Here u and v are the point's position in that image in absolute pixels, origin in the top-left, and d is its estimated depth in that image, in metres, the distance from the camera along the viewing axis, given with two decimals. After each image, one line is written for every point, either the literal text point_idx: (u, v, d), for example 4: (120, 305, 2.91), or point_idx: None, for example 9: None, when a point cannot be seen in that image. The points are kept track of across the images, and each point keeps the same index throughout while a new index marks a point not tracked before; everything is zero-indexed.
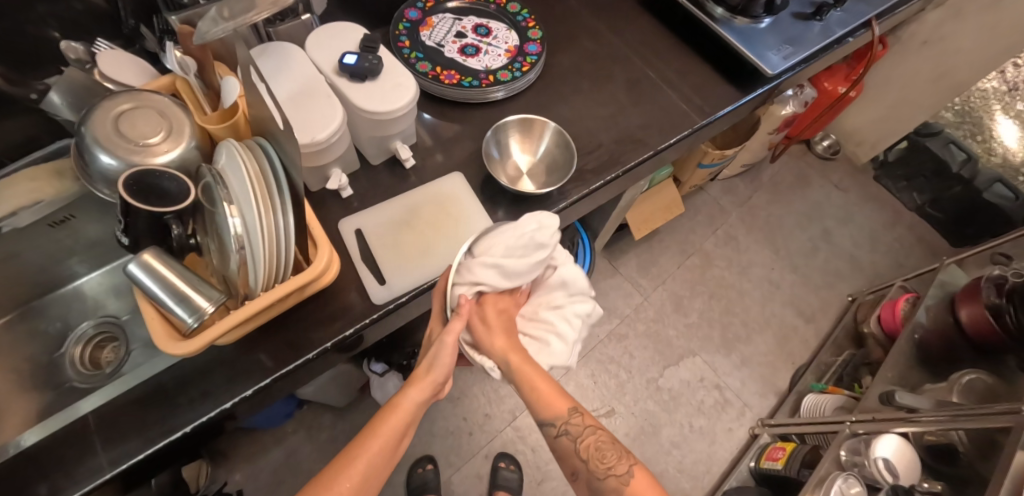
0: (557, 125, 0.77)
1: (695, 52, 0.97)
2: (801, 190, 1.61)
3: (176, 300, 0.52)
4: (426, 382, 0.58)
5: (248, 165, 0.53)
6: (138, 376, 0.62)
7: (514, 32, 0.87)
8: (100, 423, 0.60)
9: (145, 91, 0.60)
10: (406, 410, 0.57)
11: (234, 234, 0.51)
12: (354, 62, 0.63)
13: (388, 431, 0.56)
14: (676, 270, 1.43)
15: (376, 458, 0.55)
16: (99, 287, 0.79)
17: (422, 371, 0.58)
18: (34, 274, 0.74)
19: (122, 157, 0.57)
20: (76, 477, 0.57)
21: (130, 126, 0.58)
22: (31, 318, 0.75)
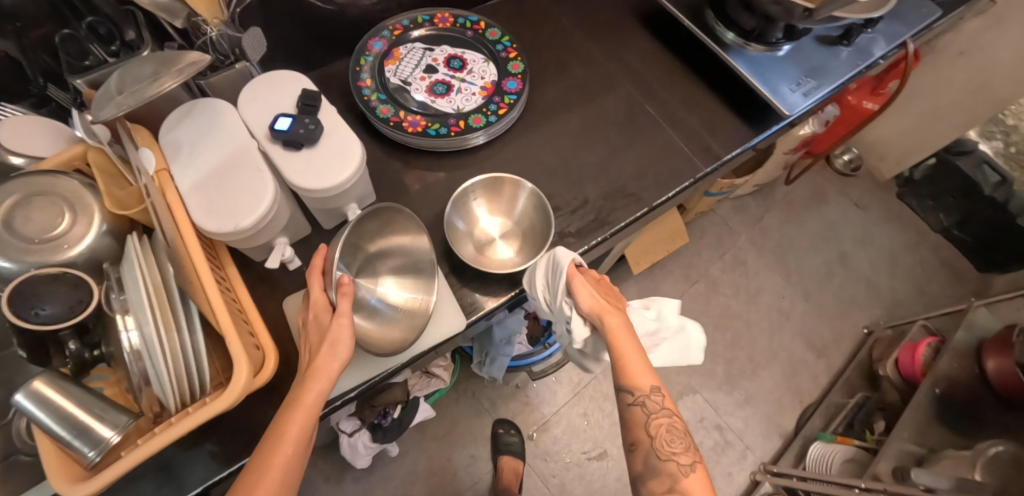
0: (533, 187, 0.68)
1: (701, 82, 0.86)
2: (817, 207, 1.47)
3: (73, 435, 0.45)
4: (323, 373, 0.50)
5: (149, 274, 0.46)
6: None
7: (492, 65, 0.77)
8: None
9: (46, 172, 0.52)
10: (312, 401, 0.49)
11: (130, 348, 0.46)
12: (287, 128, 0.53)
13: (297, 432, 0.47)
14: (679, 298, 1.33)
15: (296, 455, 0.47)
16: None
17: (324, 351, 0.50)
18: None
19: (15, 258, 0.48)
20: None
21: (29, 216, 0.49)
22: None
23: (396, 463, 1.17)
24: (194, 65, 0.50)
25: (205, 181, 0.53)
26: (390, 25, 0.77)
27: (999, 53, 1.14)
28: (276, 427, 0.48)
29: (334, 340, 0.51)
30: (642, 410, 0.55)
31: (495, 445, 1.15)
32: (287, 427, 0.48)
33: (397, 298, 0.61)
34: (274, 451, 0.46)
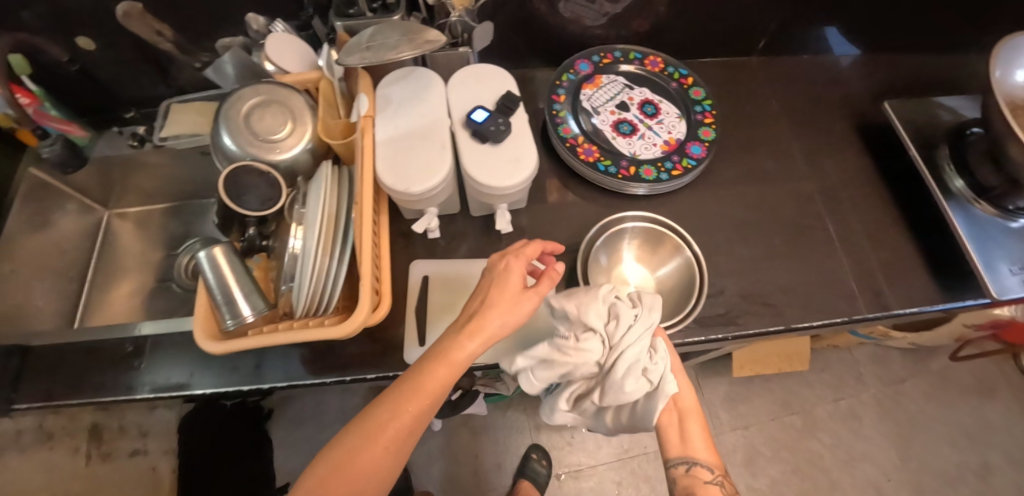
0: (695, 256, 0.65)
1: (900, 222, 0.78)
2: (978, 400, 1.23)
3: (223, 302, 0.53)
4: (481, 332, 0.49)
5: (329, 203, 0.51)
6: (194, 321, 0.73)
7: (683, 123, 0.76)
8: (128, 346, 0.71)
9: (285, 86, 0.61)
10: (447, 374, 0.48)
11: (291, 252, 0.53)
12: (481, 121, 0.58)
13: (436, 385, 0.48)
14: (767, 421, 1.21)
15: (418, 417, 0.48)
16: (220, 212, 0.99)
17: (479, 324, 0.50)
18: (190, 183, 0.96)
19: (248, 151, 0.59)
20: (107, 385, 0.69)
21: (260, 118, 0.59)
22: (175, 216, 1.00)
23: (432, 436, 1.22)
24: (429, 45, 0.56)
25: (398, 139, 0.59)
26: (602, 52, 0.79)
27: None
28: (403, 389, 0.48)
29: (495, 314, 0.50)
30: (718, 487, 0.58)
31: (523, 466, 1.16)
32: (434, 374, 0.48)
33: (632, 273, 0.69)
34: (395, 410, 0.47)
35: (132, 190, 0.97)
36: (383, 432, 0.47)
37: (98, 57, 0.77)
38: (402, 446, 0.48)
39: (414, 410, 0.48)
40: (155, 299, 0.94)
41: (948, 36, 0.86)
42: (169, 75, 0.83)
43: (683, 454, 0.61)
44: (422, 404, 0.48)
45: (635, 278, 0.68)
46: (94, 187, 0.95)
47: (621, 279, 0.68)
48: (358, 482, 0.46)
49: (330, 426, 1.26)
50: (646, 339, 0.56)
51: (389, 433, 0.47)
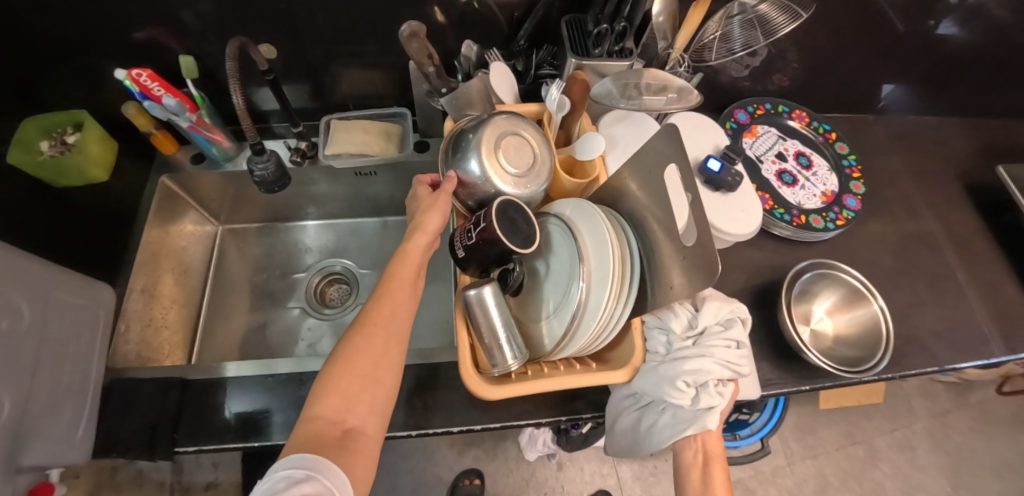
0: (886, 315, 0.68)
1: (1015, 273, 0.86)
2: (1013, 431, 1.34)
3: (493, 345, 0.52)
4: (424, 228, 0.56)
5: (615, 249, 0.52)
6: (300, 364, 0.69)
7: (835, 176, 0.82)
8: (280, 388, 0.67)
9: (532, 123, 0.60)
10: (416, 260, 0.55)
11: (575, 297, 0.52)
12: (718, 171, 0.61)
13: (398, 280, 0.54)
14: (834, 451, 1.28)
15: (399, 308, 0.53)
16: (317, 235, 0.94)
17: (422, 221, 0.56)
18: (293, 200, 0.89)
19: (489, 175, 0.57)
20: (258, 427, 0.64)
21: (511, 150, 0.58)
22: (268, 234, 0.94)
23: (517, 464, 1.20)
24: (688, 99, 0.61)
25: None
26: (756, 103, 0.84)
27: None
28: (383, 286, 0.53)
29: (425, 230, 0.56)
30: None
31: None
32: (399, 272, 0.54)
33: (817, 317, 0.71)
34: (377, 308, 0.52)
35: (255, 206, 0.90)
36: (374, 327, 0.51)
37: (278, 64, 0.75)
38: (395, 338, 0.52)
39: (396, 299, 0.53)
40: (282, 324, 0.87)
41: None
42: (332, 94, 0.81)
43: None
44: (404, 296, 0.53)
45: (818, 323, 0.71)
46: (218, 204, 0.89)
47: (805, 318, 0.71)
48: (366, 377, 0.49)
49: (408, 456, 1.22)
50: (719, 369, 0.53)
51: (378, 332, 0.51)
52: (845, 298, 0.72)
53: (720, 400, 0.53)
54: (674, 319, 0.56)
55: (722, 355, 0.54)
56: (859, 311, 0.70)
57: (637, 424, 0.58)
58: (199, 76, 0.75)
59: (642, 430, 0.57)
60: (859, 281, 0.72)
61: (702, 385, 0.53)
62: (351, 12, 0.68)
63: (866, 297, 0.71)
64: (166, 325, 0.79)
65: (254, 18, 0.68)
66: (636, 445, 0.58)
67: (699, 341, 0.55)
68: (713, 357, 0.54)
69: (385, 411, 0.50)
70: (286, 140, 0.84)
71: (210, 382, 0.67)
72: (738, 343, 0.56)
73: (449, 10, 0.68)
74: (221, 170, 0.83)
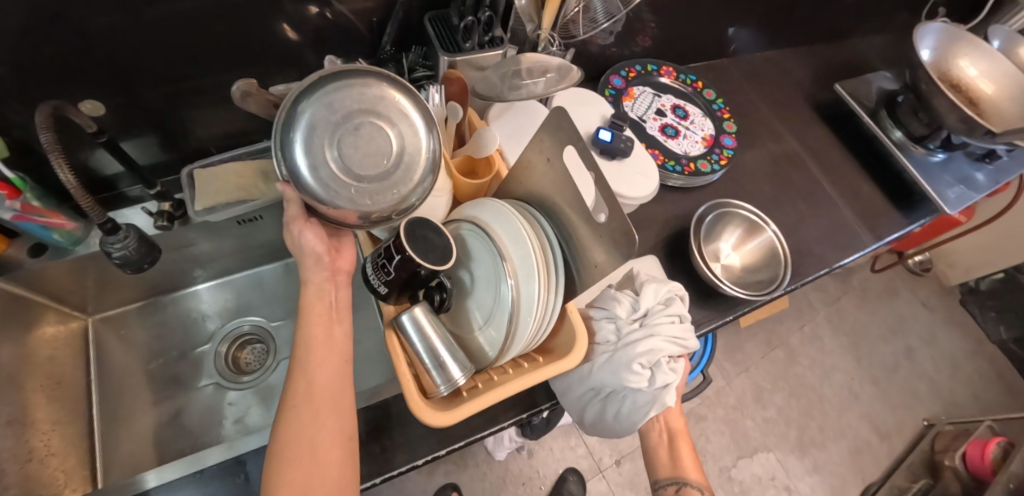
0: (780, 238, 0.74)
1: (866, 172, 0.99)
2: (888, 300, 1.57)
3: (436, 366, 0.49)
4: (319, 273, 0.52)
5: (532, 237, 0.52)
6: (236, 446, 0.60)
7: (709, 120, 0.87)
8: (219, 481, 0.59)
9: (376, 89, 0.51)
10: (325, 316, 0.50)
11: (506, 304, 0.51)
12: (610, 140, 0.63)
13: (314, 336, 0.49)
14: (760, 360, 1.42)
15: (321, 372, 0.48)
16: (216, 296, 0.85)
17: (315, 268, 0.52)
18: (180, 268, 0.78)
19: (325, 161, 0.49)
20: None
21: (355, 132, 0.50)
22: (155, 313, 0.82)
23: (489, 465, 1.19)
24: (571, 78, 0.62)
25: None
26: (627, 67, 0.88)
27: None
28: (300, 354, 0.48)
29: (323, 278, 0.52)
30: None
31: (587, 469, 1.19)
32: (311, 330, 0.49)
33: (727, 253, 0.76)
34: (299, 378, 0.47)
35: (128, 285, 0.78)
36: (301, 402, 0.46)
37: (110, 121, 0.64)
38: (326, 408, 0.47)
39: (318, 363, 0.48)
40: (199, 407, 0.77)
41: (845, 26, 1.11)
42: (188, 140, 0.72)
43: (673, 473, 0.64)
44: (324, 358, 0.48)
45: (730, 260, 0.75)
46: (80, 294, 0.75)
47: (717, 256, 0.75)
48: (313, 455, 0.45)
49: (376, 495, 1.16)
50: (668, 346, 0.56)
51: (308, 405, 0.46)
52: (746, 231, 0.77)
53: (675, 377, 0.56)
54: (619, 306, 0.59)
55: (670, 330, 0.56)
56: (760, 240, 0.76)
57: (604, 415, 0.60)
58: (10, 152, 0.62)
59: (613, 417, 0.60)
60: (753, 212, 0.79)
61: (655, 365, 0.55)
62: (189, 50, 0.60)
63: (763, 225, 0.77)
64: (52, 453, 0.67)
65: (69, 74, 0.57)
66: (611, 431, 0.61)
67: (646, 322, 0.57)
68: (662, 336, 0.56)
69: (346, 483, 0.46)
70: (145, 204, 0.73)
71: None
72: (681, 317, 0.58)
73: (301, 26, 0.63)
74: (72, 255, 0.70)
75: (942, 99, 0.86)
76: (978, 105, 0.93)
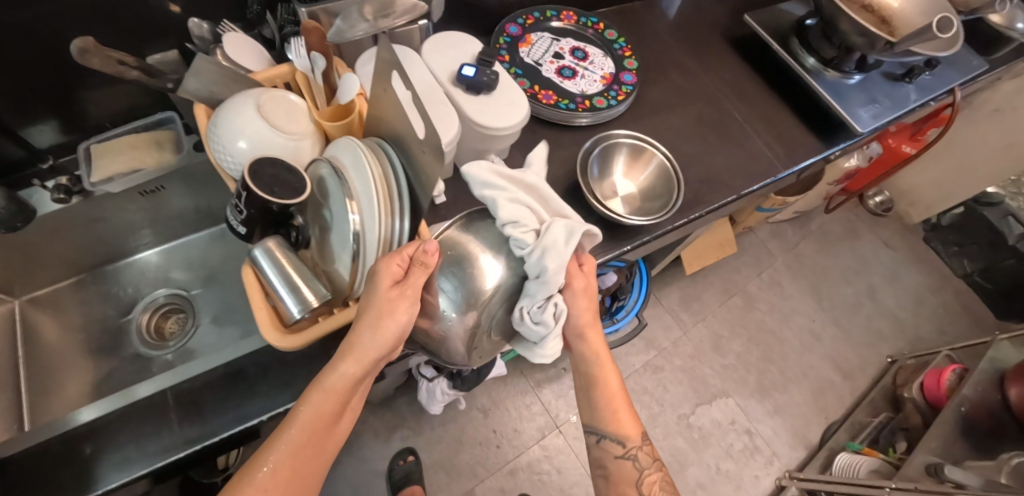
0: (669, 158, 0.76)
1: (783, 101, 0.96)
2: (850, 242, 1.57)
3: (287, 290, 0.52)
4: (385, 332, 0.48)
5: (373, 167, 0.53)
6: (175, 375, 0.62)
7: (610, 59, 0.87)
8: (143, 422, 0.59)
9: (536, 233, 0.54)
10: (359, 371, 0.49)
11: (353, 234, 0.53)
12: (473, 75, 0.64)
13: (342, 384, 0.49)
14: (718, 308, 1.42)
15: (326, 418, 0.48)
16: (161, 261, 0.86)
17: (378, 318, 0.48)
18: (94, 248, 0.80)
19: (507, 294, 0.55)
20: (146, 454, 0.58)
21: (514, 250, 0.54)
22: (94, 284, 0.82)
23: (445, 428, 1.21)
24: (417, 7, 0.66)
25: None
26: (524, 15, 0.88)
27: None
28: (325, 386, 0.48)
29: (382, 329, 0.48)
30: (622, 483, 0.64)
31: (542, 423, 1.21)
32: (343, 375, 0.49)
33: (622, 185, 0.76)
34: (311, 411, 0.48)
35: (56, 263, 0.78)
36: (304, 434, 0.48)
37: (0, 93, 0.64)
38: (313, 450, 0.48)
39: (323, 410, 0.48)
40: (126, 372, 0.79)
41: None
42: (85, 117, 0.73)
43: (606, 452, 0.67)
44: (332, 406, 0.48)
45: (625, 190, 0.76)
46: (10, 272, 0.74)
47: (613, 190, 0.76)
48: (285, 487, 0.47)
49: None
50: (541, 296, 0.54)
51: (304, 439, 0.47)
52: (635, 159, 0.78)
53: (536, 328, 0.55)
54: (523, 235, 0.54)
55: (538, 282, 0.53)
56: (649, 165, 0.77)
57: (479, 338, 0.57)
58: None
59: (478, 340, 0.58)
60: (640, 136, 0.78)
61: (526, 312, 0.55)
62: (60, 21, 0.60)
63: (651, 148, 0.78)
64: None
65: None
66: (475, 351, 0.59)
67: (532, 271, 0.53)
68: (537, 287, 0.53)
69: None
70: (46, 182, 0.73)
71: (50, 447, 0.57)
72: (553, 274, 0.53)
73: None
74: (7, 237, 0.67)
75: (845, 17, 0.85)
76: (891, 23, 0.91)
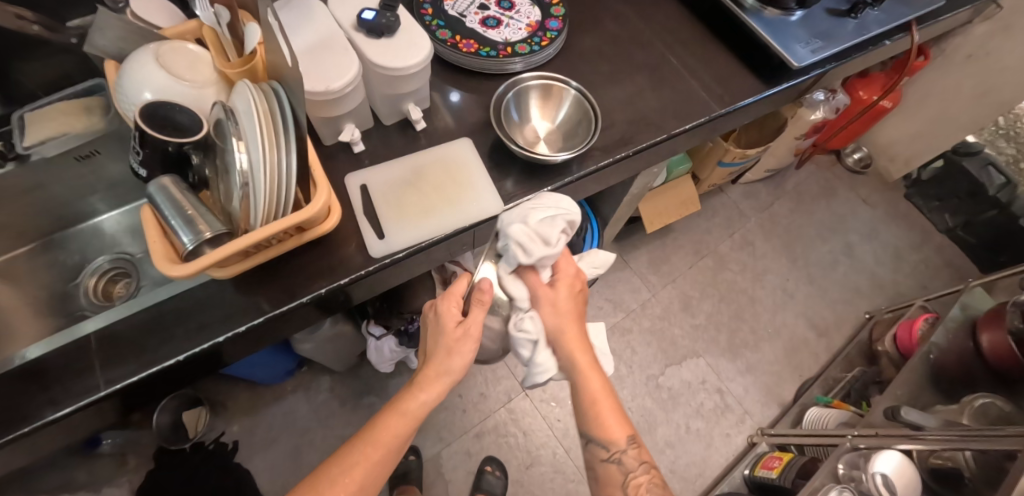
0: (581, 91, 0.76)
1: (722, 44, 0.93)
2: (825, 201, 1.55)
3: (181, 223, 0.53)
4: (435, 381, 0.62)
5: (258, 104, 0.54)
6: (106, 318, 0.64)
7: (536, 8, 0.86)
8: (66, 366, 0.62)
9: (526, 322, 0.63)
10: (409, 419, 0.61)
11: (240, 170, 0.53)
12: (372, 18, 0.64)
13: (396, 429, 0.61)
14: (687, 270, 1.41)
15: (379, 456, 0.60)
16: (117, 225, 0.88)
17: (431, 374, 0.62)
18: (41, 218, 0.83)
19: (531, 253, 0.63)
20: (74, 392, 0.60)
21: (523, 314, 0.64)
22: (46, 252, 0.85)
23: None
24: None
25: (309, 51, 0.63)
26: None
27: (1004, 59, 1.24)
28: (381, 424, 0.61)
29: (432, 391, 0.62)
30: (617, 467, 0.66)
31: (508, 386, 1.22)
32: (396, 420, 0.61)
33: (540, 125, 0.78)
34: (370, 444, 0.60)
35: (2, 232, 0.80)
36: (362, 458, 0.59)
37: None
38: (370, 479, 0.60)
39: (380, 445, 0.60)
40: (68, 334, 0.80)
41: None
42: (17, 87, 0.76)
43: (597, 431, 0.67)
44: (387, 444, 0.61)
45: (544, 128, 0.78)
46: None
47: (532, 131, 0.77)
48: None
49: (308, 430, 1.22)
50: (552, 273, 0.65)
51: (365, 465, 0.59)
52: (548, 96, 0.78)
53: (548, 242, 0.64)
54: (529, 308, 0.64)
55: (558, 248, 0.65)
56: (561, 99, 0.78)
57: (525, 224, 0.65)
58: None
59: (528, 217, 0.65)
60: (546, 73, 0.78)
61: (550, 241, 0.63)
62: None
63: (561, 82, 0.78)
64: None
65: None
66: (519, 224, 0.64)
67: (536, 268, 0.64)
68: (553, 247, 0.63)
69: None
70: None
71: None
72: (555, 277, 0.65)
73: None
74: None
75: None
76: None
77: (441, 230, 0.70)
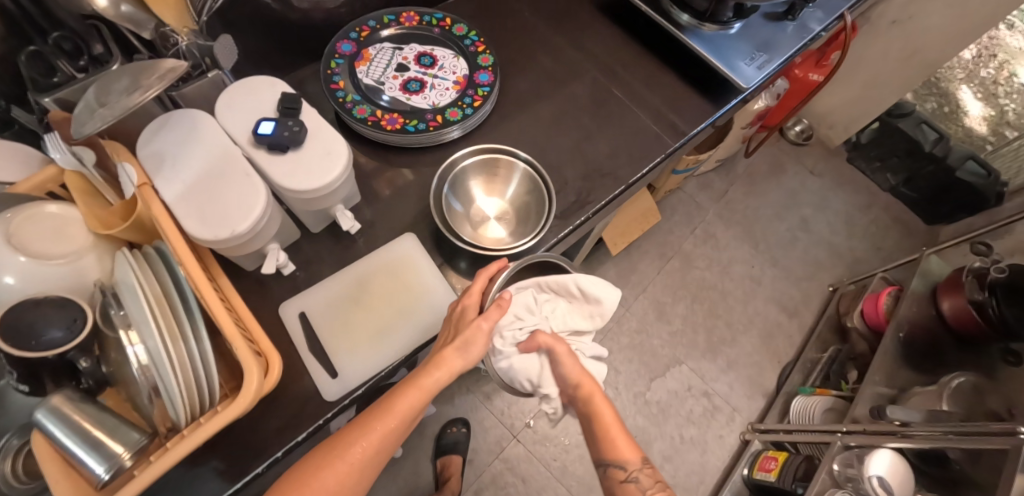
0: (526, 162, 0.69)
1: (665, 63, 0.87)
2: (776, 178, 1.56)
3: (86, 449, 0.43)
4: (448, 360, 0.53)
5: (146, 283, 0.46)
6: None
7: (462, 59, 0.77)
8: None
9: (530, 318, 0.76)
10: (418, 394, 0.52)
11: (137, 364, 0.44)
12: (271, 132, 0.55)
13: (405, 409, 0.51)
14: (656, 275, 1.38)
15: (378, 439, 0.50)
16: None
17: (448, 352, 0.53)
18: None
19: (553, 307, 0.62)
20: None
21: None
22: None
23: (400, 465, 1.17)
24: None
25: (198, 186, 0.53)
26: (357, 26, 0.76)
27: (928, 22, 1.24)
28: (386, 398, 0.52)
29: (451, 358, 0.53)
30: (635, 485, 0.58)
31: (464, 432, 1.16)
32: (403, 397, 0.52)
33: (488, 205, 0.71)
34: (364, 430, 0.50)
35: None
36: (364, 432, 0.50)
37: None
38: (368, 463, 0.50)
39: (380, 430, 0.50)
40: None
41: None
42: None
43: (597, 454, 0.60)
44: (385, 424, 0.50)
45: (491, 209, 0.71)
46: None
47: (478, 214, 0.70)
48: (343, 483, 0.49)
49: None
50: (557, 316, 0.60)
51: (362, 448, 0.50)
52: (491, 171, 0.71)
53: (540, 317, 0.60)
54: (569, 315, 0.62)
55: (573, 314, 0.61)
56: (509, 172, 0.71)
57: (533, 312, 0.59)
58: None
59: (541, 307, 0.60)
60: (490, 145, 0.70)
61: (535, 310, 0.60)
62: None
63: (507, 153, 0.70)
64: None
65: None
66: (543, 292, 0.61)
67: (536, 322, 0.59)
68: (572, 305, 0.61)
69: None
70: None
71: None
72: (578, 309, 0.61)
73: None
74: None
75: None
76: None
77: (401, 350, 0.62)
